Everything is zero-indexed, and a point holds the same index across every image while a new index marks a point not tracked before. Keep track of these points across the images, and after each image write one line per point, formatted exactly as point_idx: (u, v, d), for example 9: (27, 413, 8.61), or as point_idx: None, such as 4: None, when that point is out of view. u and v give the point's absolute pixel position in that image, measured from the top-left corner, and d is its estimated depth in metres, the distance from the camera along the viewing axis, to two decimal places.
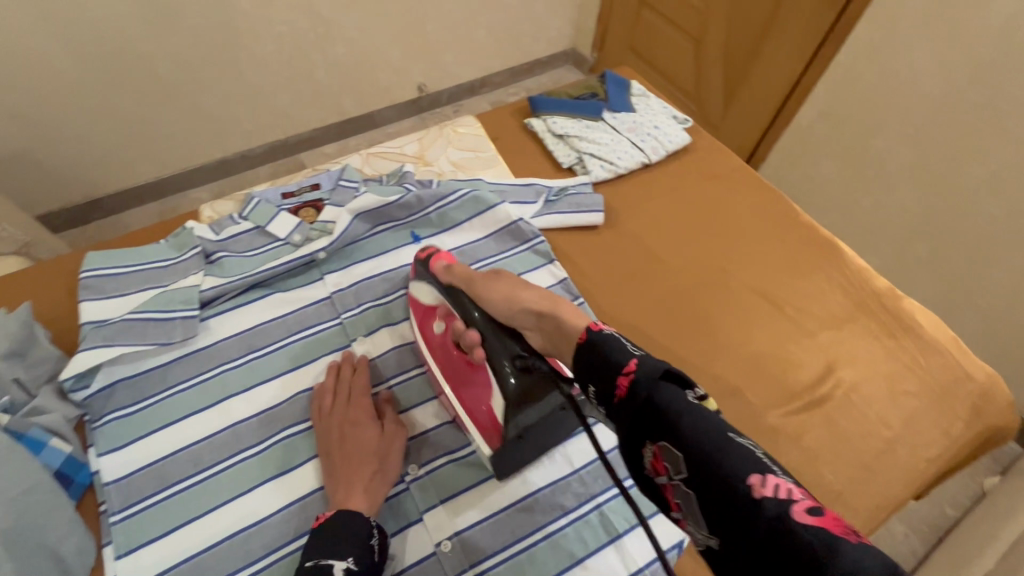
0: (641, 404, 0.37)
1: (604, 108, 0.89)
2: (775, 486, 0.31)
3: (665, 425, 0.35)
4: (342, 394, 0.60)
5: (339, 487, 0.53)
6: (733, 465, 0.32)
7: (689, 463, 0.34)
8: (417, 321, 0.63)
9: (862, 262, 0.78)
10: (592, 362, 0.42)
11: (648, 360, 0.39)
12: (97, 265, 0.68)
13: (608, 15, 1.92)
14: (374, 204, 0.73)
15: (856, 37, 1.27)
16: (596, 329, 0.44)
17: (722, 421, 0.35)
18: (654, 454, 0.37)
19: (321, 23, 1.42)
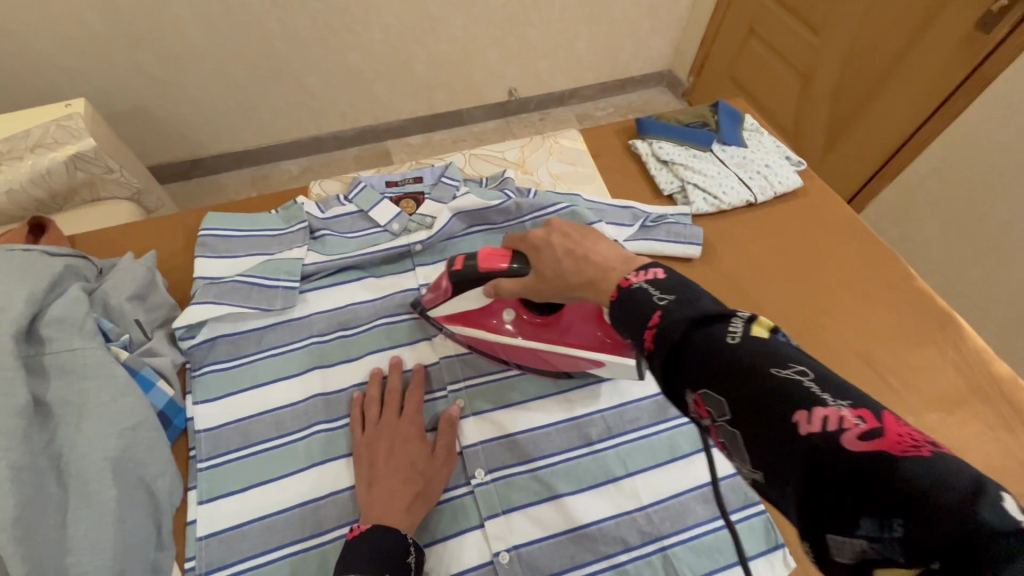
0: (674, 353, 0.36)
1: (714, 140, 0.86)
2: (823, 418, 0.29)
3: (701, 371, 0.34)
4: (396, 406, 0.60)
5: (377, 500, 0.53)
6: (776, 406, 0.30)
7: (733, 408, 0.32)
8: (463, 323, 0.64)
9: (981, 340, 0.71)
10: (624, 314, 0.41)
11: (677, 310, 0.37)
12: (214, 226, 0.72)
13: (712, 41, 1.87)
14: (474, 205, 0.74)
15: (992, 93, 1.18)
16: (624, 284, 0.42)
17: (765, 355, 0.32)
18: (695, 401, 0.35)
19: (430, 19, 1.47)
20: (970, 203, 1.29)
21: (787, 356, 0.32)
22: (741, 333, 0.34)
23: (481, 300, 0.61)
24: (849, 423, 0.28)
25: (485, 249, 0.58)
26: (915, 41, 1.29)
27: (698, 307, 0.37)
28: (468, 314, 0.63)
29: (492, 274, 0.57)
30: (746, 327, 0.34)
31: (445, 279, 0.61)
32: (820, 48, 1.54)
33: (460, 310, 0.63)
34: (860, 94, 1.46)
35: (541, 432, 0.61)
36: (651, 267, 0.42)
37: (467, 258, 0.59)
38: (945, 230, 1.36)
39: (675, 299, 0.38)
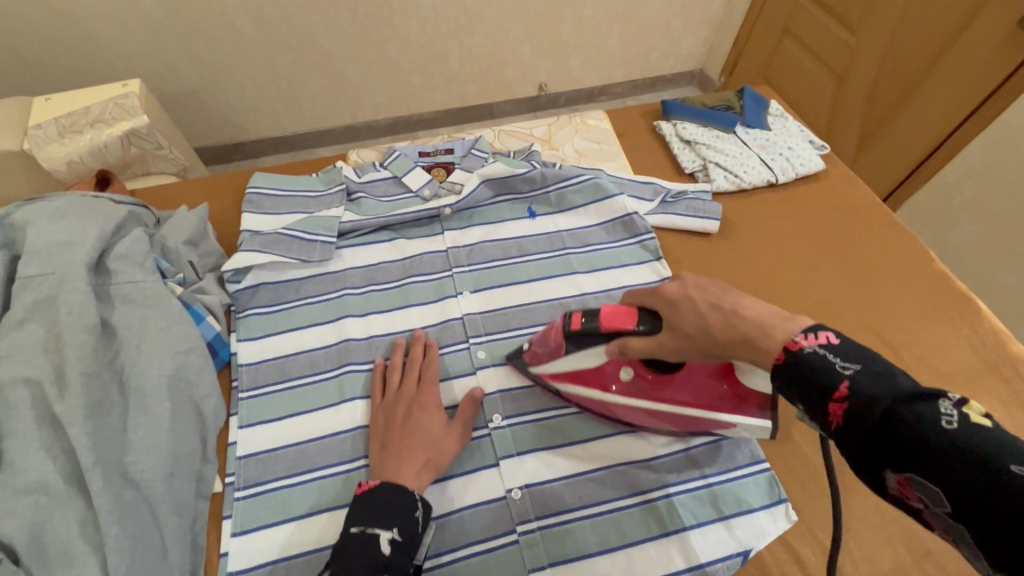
0: (869, 431, 0.35)
1: (738, 122, 0.89)
2: None
3: (908, 458, 0.33)
4: (414, 375, 0.62)
5: (391, 460, 0.55)
6: (1022, 507, 0.29)
7: (955, 499, 0.31)
8: (572, 381, 0.59)
9: (999, 323, 0.71)
10: (796, 383, 0.39)
11: (870, 385, 0.35)
12: (261, 185, 0.78)
13: (746, 39, 1.88)
14: (502, 173, 0.78)
15: None
16: (793, 346, 0.39)
17: (996, 447, 0.30)
18: (899, 483, 0.34)
19: (466, 13, 1.52)
20: (1009, 207, 1.27)
21: (1021, 449, 0.30)
22: (956, 419, 0.32)
23: (596, 360, 0.56)
24: None
25: (602, 309, 0.53)
26: (954, 41, 1.28)
27: (894, 382, 0.35)
28: (578, 372, 0.58)
29: (616, 335, 0.52)
30: (959, 411, 0.33)
31: (558, 342, 0.56)
32: (857, 47, 1.53)
33: (570, 369, 0.58)
34: (896, 95, 1.45)
35: None
36: (820, 328, 0.40)
37: (580, 318, 0.54)
38: (981, 232, 1.34)
39: (864, 369, 0.36)
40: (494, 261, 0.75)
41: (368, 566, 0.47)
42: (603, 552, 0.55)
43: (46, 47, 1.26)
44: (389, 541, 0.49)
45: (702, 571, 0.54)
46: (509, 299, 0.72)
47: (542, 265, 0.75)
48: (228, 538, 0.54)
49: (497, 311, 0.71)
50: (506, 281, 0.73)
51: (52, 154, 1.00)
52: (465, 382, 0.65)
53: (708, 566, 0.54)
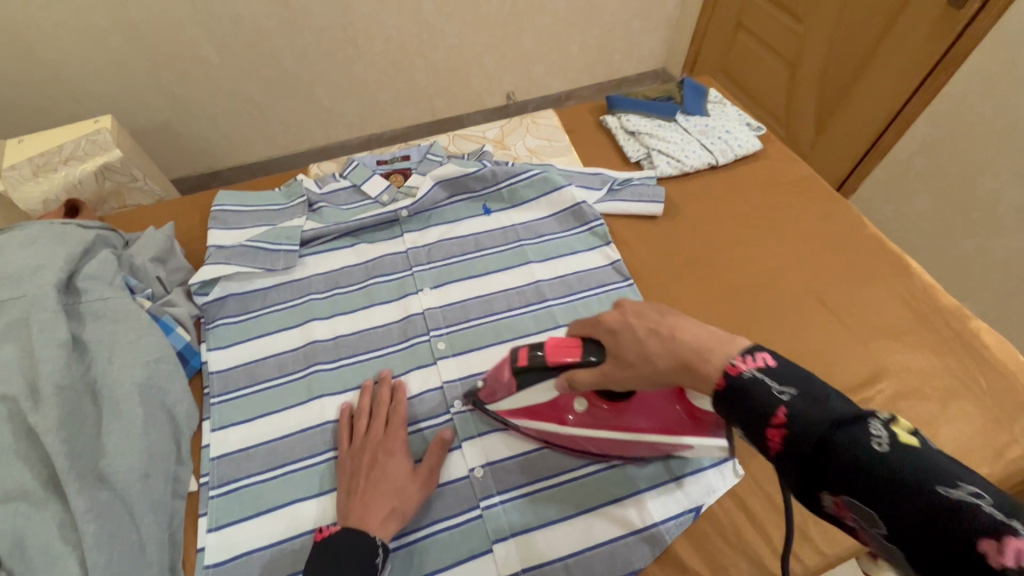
0: (807, 455, 0.36)
1: (678, 111, 0.94)
2: (1016, 553, 0.27)
3: (844, 482, 0.33)
4: (380, 420, 0.61)
5: (356, 507, 0.54)
6: (950, 528, 0.29)
7: (887, 519, 0.32)
8: (533, 417, 0.59)
9: (928, 277, 0.75)
10: (738, 408, 0.39)
11: (807, 410, 0.36)
12: (225, 203, 0.82)
13: (702, 35, 1.95)
14: (455, 174, 0.82)
15: (971, 65, 1.21)
16: (732, 372, 0.40)
17: (924, 470, 0.31)
18: (835, 504, 0.35)
19: (429, 28, 1.57)
20: (957, 176, 1.31)
21: (946, 469, 0.31)
22: (885, 441, 0.33)
23: (549, 393, 0.56)
24: None
25: (547, 342, 0.52)
26: (893, 23, 1.35)
27: (830, 407, 0.36)
28: (536, 408, 0.58)
29: (565, 368, 0.52)
30: (889, 432, 0.34)
31: (512, 375, 0.56)
32: (804, 35, 1.60)
33: (525, 404, 0.59)
34: (845, 78, 1.52)
35: None
36: (757, 350, 0.40)
37: (526, 352, 0.54)
38: (934, 205, 1.38)
39: (799, 395, 0.37)
40: (452, 257, 0.79)
41: None
42: (560, 520, 0.58)
43: (17, 89, 1.29)
44: None
45: (654, 529, 0.57)
46: (468, 292, 0.75)
47: (498, 258, 0.79)
48: (204, 534, 0.57)
49: (458, 304, 0.74)
50: (464, 275, 0.77)
51: (26, 193, 1.03)
52: (426, 372, 0.68)
53: (660, 524, 0.58)
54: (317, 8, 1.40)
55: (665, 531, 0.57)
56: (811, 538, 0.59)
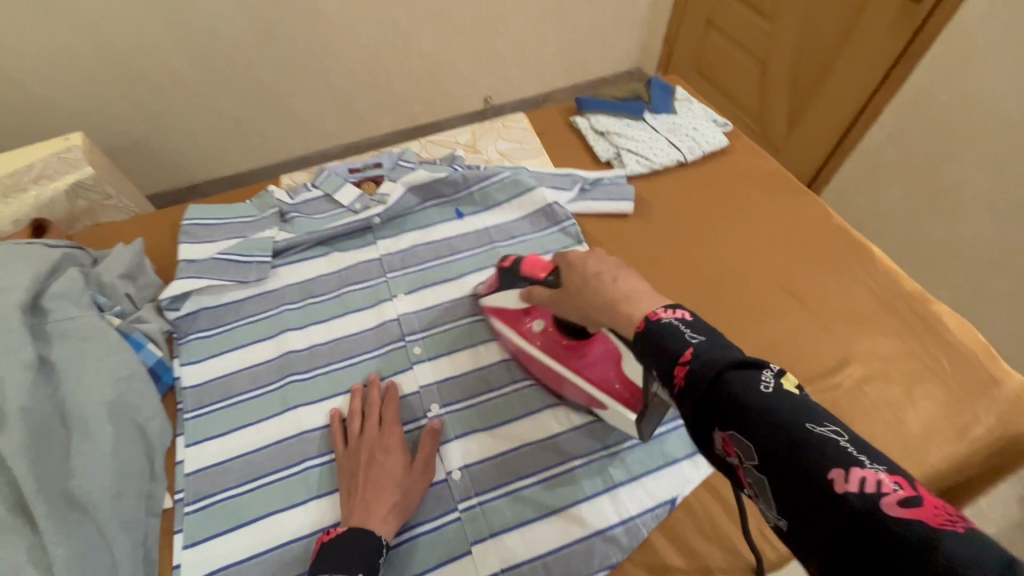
0: (704, 392, 0.36)
1: (646, 110, 0.95)
2: (860, 479, 0.30)
3: (732, 417, 0.34)
4: (375, 419, 0.61)
5: (356, 508, 0.54)
6: (810, 458, 0.31)
7: (760, 451, 0.33)
8: (503, 323, 0.67)
9: (891, 265, 0.77)
10: (653, 349, 0.40)
11: (711, 351, 0.37)
12: (196, 216, 0.81)
13: (674, 34, 1.98)
14: (426, 179, 0.82)
15: (932, 57, 1.24)
16: (653, 317, 0.42)
17: (797, 410, 0.34)
18: (722, 441, 0.36)
19: (403, 35, 1.58)
20: (924, 164, 1.33)
21: (817, 413, 0.34)
22: (773, 385, 0.35)
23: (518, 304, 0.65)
24: (888, 488, 0.29)
25: (533, 257, 0.64)
26: (857, 17, 1.38)
27: (731, 352, 0.37)
28: (506, 315, 0.67)
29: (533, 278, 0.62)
30: (776, 379, 0.36)
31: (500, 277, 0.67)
32: (773, 32, 1.64)
33: (500, 308, 0.68)
34: (813, 72, 1.55)
35: (488, 371, 0.69)
36: (680, 307, 0.42)
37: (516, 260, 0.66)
38: (905, 194, 1.40)
39: (707, 339, 0.38)
40: (426, 263, 0.79)
41: None
42: (537, 518, 0.58)
43: None
44: None
45: (631, 523, 0.58)
46: (443, 297, 0.76)
47: (471, 261, 0.79)
48: (179, 551, 0.56)
49: (433, 308, 0.74)
50: (438, 280, 0.77)
51: None
52: (402, 378, 0.68)
53: (637, 518, 0.58)
54: (289, 18, 1.40)
55: (642, 524, 0.58)
56: None
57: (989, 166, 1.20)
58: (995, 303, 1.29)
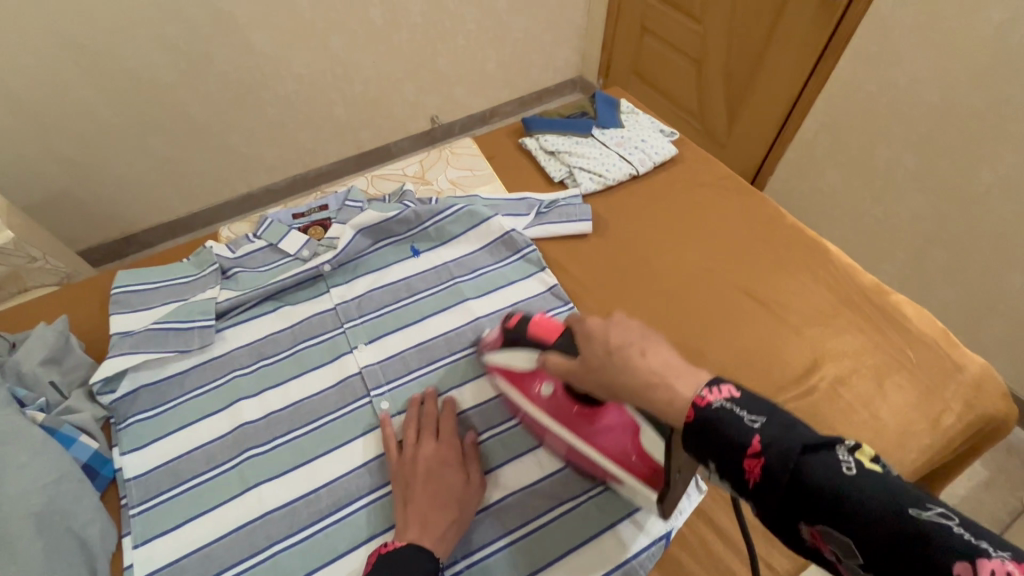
0: (782, 484, 0.36)
1: (594, 126, 0.95)
2: (992, 574, 0.28)
3: (824, 511, 0.34)
4: (431, 430, 0.60)
5: (413, 520, 0.52)
6: (931, 553, 0.30)
7: (863, 548, 0.33)
8: (512, 384, 0.62)
9: (847, 259, 0.79)
10: (708, 441, 0.39)
11: (779, 437, 0.36)
12: (127, 282, 0.74)
13: (612, 42, 2.02)
14: (375, 220, 0.78)
15: (852, 48, 1.30)
16: (701, 402, 0.40)
17: (893, 494, 0.33)
18: (813, 535, 0.36)
19: (339, 61, 1.53)
20: (858, 150, 1.38)
21: (909, 490, 0.33)
22: (855, 465, 0.34)
23: (527, 365, 0.60)
24: None
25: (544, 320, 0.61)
26: (781, 14, 1.44)
27: (798, 433, 0.36)
28: (514, 373, 0.62)
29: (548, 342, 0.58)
30: (854, 457, 0.35)
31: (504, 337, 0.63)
32: (704, 33, 1.68)
33: (507, 366, 0.62)
34: (747, 69, 1.60)
35: (463, 418, 0.65)
36: (722, 381, 0.41)
37: (524, 320, 0.62)
38: (844, 179, 1.44)
39: (770, 423, 0.37)
40: (385, 308, 0.75)
41: None
42: None
43: None
44: None
45: (628, 566, 0.56)
46: (407, 342, 0.71)
47: (432, 300, 0.75)
48: None
49: (396, 356, 0.70)
50: (399, 325, 0.73)
51: None
52: (371, 438, 0.63)
53: (633, 559, 0.56)
54: (215, 52, 1.34)
55: (639, 566, 0.56)
56: (777, 541, 0.59)
57: (921, 146, 1.25)
58: (938, 277, 1.34)
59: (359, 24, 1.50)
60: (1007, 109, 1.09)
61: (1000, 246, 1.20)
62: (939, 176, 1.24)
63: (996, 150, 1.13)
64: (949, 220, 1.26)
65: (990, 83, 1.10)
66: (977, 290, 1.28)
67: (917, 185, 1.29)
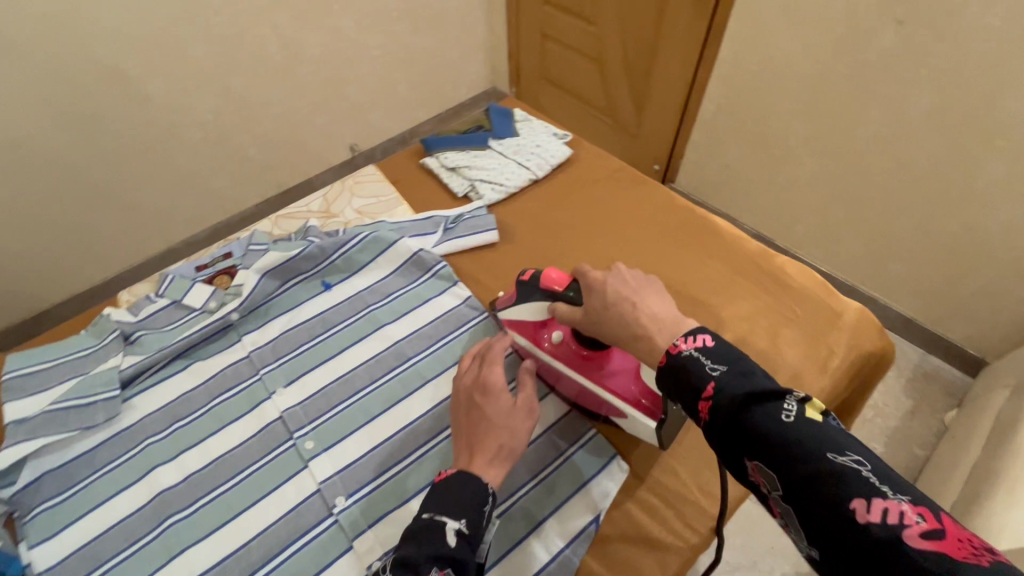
0: (728, 424, 0.44)
1: (490, 138, 0.99)
2: (883, 512, 0.36)
3: (757, 451, 0.42)
4: (477, 365, 0.61)
5: (462, 450, 0.55)
6: (838, 490, 0.38)
7: (783, 482, 0.41)
8: (525, 334, 0.70)
9: (734, 230, 0.85)
10: (677, 380, 0.49)
11: (731, 383, 0.45)
12: (18, 366, 0.70)
13: (518, 55, 2.10)
14: (278, 261, 0.77)
15: (730, 33, 1.40)
16: (674, 350, 0.50)
17: (821, 441, 0.40)
18: (752, 470, 0.43)
19: (245, 103, 1.57)
20: (752, 125, 1.48)
21: (835, 440, 0.40)
22: (795, 414, 0.42)
23: (539, 314, 0.68)
24: (911, 520, 0.35)
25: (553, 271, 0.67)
26: (663, 9, 1.53)
27: (752, 382, 0.45)
28: (527, 323, 0.70)
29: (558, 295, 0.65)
30: (799, 408, 0.43)
31: (517, 291, 0.70)
32: (599, 34, 1.76)
33: (521, 317, 0.70)
34: (644, 63, 1.69)
35: (394, 440, 0.64)
36: (699, 333, 0.50)
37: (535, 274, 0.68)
38: (745, 153, 1.55)
39: (727, 371, 0.46)
40: (301, 347, 0.74)
41: (431, 553, 0.46)
42: None
43: None
44: (455, 532, 0.48)
45: (563, 555, 0.59)
46: (326, 378, 0.71)
47: (349, 331, 0.75)
48: None
49: (317, 395, 0.69)
50: (316, 362, 0.72)
51: None
52: (299, 480, 0.62)
53: (567, 548, 0.59)
54: (110, 111, 1.38)
55: (573, 553, 0.59)
56: (692, 501, 0.64)
57: (805, 114, 1.36)
58: (837, 229, 1.47)
59: (260, 62, 1.54)
60: (869, 72, 1.20)
61: (884, 196, 1.33)
62: (823, 138, 1.36)
63: (871, 109, 1.24)
64: (840, 177, 1.38)
65: (853, 50, 1.21)
66: (871, 236, 1.41)
67: (808, 149, 1.41)
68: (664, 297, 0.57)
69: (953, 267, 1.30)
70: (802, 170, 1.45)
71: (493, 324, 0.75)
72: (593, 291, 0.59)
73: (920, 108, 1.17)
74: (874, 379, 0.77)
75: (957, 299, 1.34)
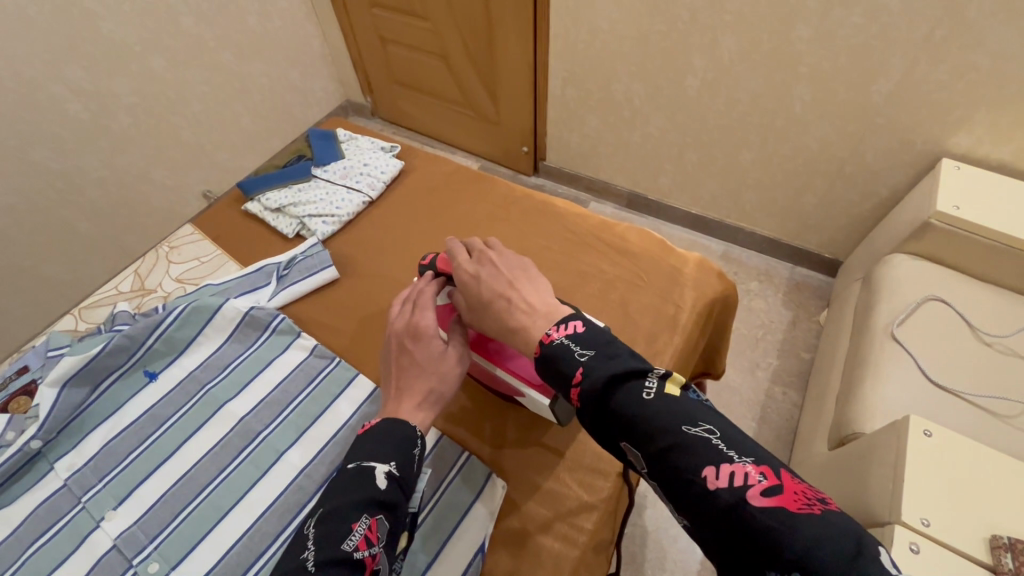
0: (595, 407, 0.43)
1: (313, 167, 0.92)
2: (729, 475, 0.35)
3: (621, 431, 0.41)
4: (410, 306, 0.58)
5: (392, 396, 0.53)
6: (689, 461, 0.37)
7: (647, 458, 0.40)
8: None
9: (574, 208, 0.86)
10: (549, 370, 0.47)
11: (596, 367, 0.43)
12: None
13: (363, 61, 1.96)
14: (76, 366, 0.65)
15: (556, 8, 1.40)
16: (547, 340, 0.47)
17: (677, 414, 0.39)
18: (624, 450, 0.42)
19: (55, 175, 1.37)
20: (597, 92, 1.52)
21: (691, 411, 0.39)
22: (655, 391, 0.41)
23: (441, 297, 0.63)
24: (754, 480, 0.35)
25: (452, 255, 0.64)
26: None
27: (615, 362, 0.43)
28: None
29: (450, 278, 0.62)
30: (660, 384, 0.41)
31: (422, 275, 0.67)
32: (437, 30, 1.69)
33: None
34: (484, 50, 1.65)
35: (251, 533, 0.58)
36: (570, 320, 0.48)
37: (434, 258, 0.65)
38: (599, 120, 1.59)
39: (594, 355, 0.44)
40: (128, 456, 0.64)
41: (360, 499, 0.44)
42: None
43: None
44: (385, 475, 0.46)
45: None
46: (163, 483, 0.62)
47: (184, 421, 0.66)
48: None
49: (156, 505, 0.60)
50: (149, 469, 0.63)
51: None
52: None
53: None
54: None
55: None
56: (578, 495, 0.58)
57: (641, 74, 1.41)
58: (694, 174, 1.56)
59: (64, 128, 1.35)
60: (683, 26, 1.26)
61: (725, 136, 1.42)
62: (662, 93, 1.42)
63: (695, 58, 1.31)
64: (686, 126, 1.45)
65: (665, 7, 1.25)
66: (724, 174, 1.51)
67: (652, 106, 1.47)
68: (539, 282, 0.56)
69: (795, 186, 1.42)
70: (652, 126, 1.51)
71: (345, 367, 0.70)
72: (467, 286, 0.57)
73: (733, 51, 1.25)
74: (725, 319, 0.82)
75: (805, 213, 1.46)
